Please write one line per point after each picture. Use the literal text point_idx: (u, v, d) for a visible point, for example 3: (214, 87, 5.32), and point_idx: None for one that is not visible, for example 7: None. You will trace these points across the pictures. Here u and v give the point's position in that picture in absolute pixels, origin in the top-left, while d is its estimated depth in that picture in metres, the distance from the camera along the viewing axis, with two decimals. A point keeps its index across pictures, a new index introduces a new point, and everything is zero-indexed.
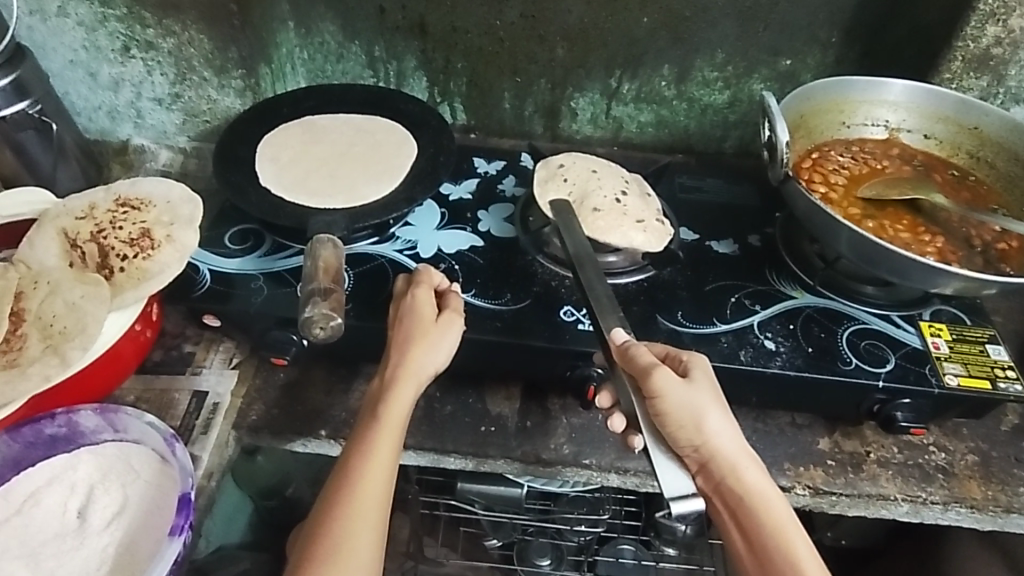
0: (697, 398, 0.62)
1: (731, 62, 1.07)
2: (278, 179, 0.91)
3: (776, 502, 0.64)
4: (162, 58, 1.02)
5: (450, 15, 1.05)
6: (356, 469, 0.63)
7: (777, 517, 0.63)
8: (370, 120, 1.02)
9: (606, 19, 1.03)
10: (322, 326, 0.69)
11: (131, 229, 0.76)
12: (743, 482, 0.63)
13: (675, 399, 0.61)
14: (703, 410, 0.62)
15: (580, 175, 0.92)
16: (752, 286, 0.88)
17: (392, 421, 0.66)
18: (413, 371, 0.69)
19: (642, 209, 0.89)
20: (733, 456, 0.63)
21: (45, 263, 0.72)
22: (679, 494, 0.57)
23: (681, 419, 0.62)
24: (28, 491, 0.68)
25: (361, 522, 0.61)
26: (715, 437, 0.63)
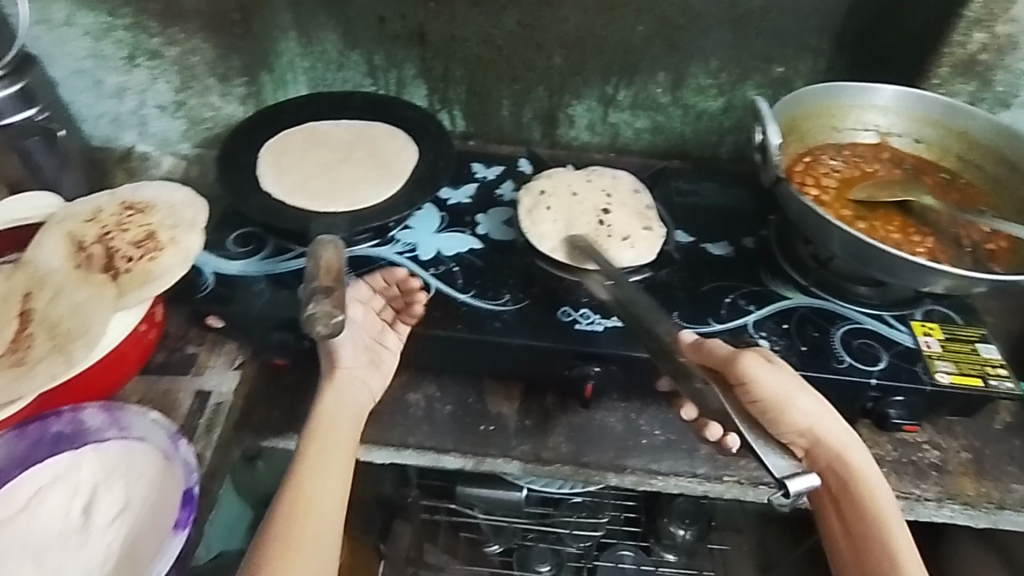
0: (791, 385, 0.70)
1: (724, 69, 1.09)
2: (280, 183, 0.93)
3: (896, 521, 0.68)
4: (166, 66, 1.04)
5: (449, 25, 1.08)
6: (302, 484, 0.64)
7: (883, 514, 0.68)
8: (370, 126, 1.04)
9: (601, 27, 1.06)
10: (324, 323, 0.69)
11: (137, 232, 0.78)
12: (866, 482, 0.69)
13: (767, 383, 0.69)
14: (792, 396, 0.69)
15: (563, 209, 0.93)
16: (747, 286, 0.89)
17: (335, 437, 0.70)
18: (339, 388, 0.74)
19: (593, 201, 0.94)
20: (838, 440, 0.70)
21: (50, 265, 0.74)
22: (792, 473, 0.63)
23: (776, 401, 0.69)
24: (32, 490, 0.68)
25: (316, 538, 0.62)
26: (819, 426, 0.70)
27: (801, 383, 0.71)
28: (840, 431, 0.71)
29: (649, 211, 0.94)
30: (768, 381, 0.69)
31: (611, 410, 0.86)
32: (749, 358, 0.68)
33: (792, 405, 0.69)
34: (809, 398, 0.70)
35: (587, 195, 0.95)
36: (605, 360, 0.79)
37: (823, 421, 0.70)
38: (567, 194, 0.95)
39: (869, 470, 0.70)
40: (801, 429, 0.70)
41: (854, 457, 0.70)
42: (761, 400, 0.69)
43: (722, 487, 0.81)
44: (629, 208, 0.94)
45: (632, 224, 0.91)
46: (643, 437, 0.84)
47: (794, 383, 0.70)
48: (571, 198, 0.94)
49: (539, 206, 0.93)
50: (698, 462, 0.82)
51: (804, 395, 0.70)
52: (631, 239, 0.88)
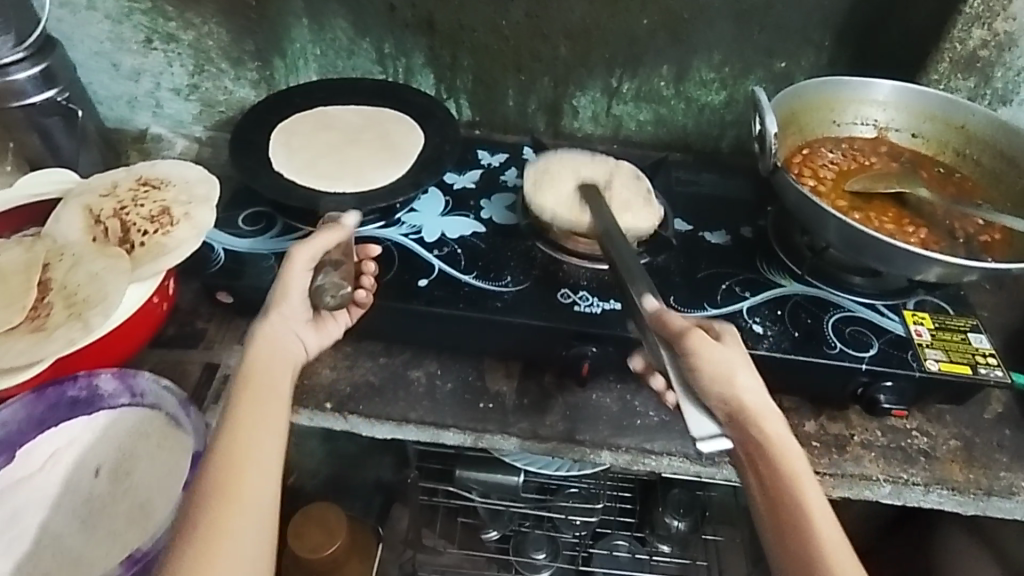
0: (730, 356, 0.62)
1: (727, 63, 1.11)
2: (291, 164, 0.95)
3: (823, 520, 0.58)
4: (181, 50, 1.07)
5: (458, 14, 1.10)
6: (226, 459, 0.57)
7: (806, 490, 0.59)
8: (379, 112, 1.06)
9: (607, 19, 1.08)
10: (332, 295, 0.73)
11: (151, 206, 0.80)
12: (793, 474, 0.59)
13: (707, 351, 0.61)
14: (729, 369, 0.61)
15: (565, 181, 0.95)
16: (743, 274, 0.91)
17: (263, 398, 0.62)
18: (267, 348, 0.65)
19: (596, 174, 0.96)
20: (768, 424, 0.61)
21: (69, 238, 0.77)
22: (707, 434, 0.60)
23: (712, 372, 0.60)
24: (49, 451, 0.72)
25: (246, 513, 0.55)
26: (753, 405, 0.61)
27: (734, 347, 0.63)
28: (765, 403, 0.62)
29: (648, 193, 0.95)
30: (711, 353, 0.61)
31: (608, 391, 0.88)
32: (698, 333, 0.60)
33: (723, 377, 0.60)
34: (746, 374, 0.62)
35: (589, 173, 0.97)
36: (602, 340, 0.82)
37: (754, 401, 0.61)
38: (569, 172, 0.97)
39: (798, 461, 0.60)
40: (730, 407, 0.61)
41: (772, 423, 0.61)
42: (697, 370, 0.61)
43: (714, 468, 0.84)
44: (630, 188, 0.95)
45: (633, 201, 0.92)
46: (638, 417, 0.86)
47: (732, 357, 0.62)
48: (573, 176, 0.96)
49: (542, 179, 0.95)
50: (690, 443, 0.84)
51: (739, 368, 0.61)
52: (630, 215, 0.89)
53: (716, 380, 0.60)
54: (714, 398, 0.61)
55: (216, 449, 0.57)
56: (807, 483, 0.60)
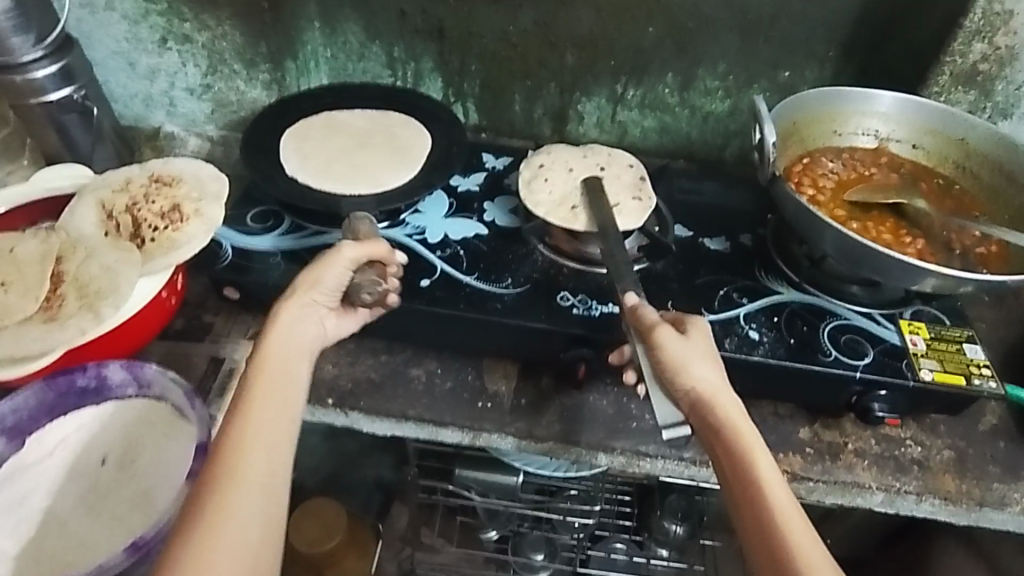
0: (691, 352, 0.66)
1: (732, 72, 1.13)
2: (303, 167, 0.97)
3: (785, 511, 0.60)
4: (196, 51, 1.09)
5: (467, 20, 1.12)
6: (242, 429, 0.60)
7: (767, 484, 0.61)
8: (387, 116, 1.08)
9: (614, 28, 1.09)
10: (369, 291, 0.76)
11: (163, 202, 0.82)
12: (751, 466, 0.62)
13: (670, 346, 0.65)
14: (689, 362, 0.65)
15: (559, 178, 0.99)
16: (741, 281, 0.92)
17: (279, 373, 0.64)
18: (286, 331, 0.67)
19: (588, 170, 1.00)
20: (729, 417, 0.64)
21: (82, 231, 0.79)
22: (672, 422, 0.67)
23: (671, 366, 0.65)
24: (59, 437, 0.74)
25: (253, 481, 0.58)
26: (715, 399, 0.64)
27: (700, 346, 0.67)
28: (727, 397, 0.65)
29: (643, 182, 0.99)
30: (675, 348, 0.65)
31: (605, 393, 0.90)
32: (663, 328, 0.66)
33: (685, 369, 0.65)
34: (706, 367, 0.66)
35: (580, 170, 1.00)
36: (599, 343, 0.83)
37: (712, 392, 0.65)
38: (561, 170, 1.00)
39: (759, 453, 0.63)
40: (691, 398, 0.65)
41: (736, 417, 0.64)
42: (662, 365, 0.65)
43: (707, 472, 0.85)
44: (625, 180, 0.99)
45: (626, 195, 0.96)
46: (634, 420, 0.87)
47: (694, 352, 0.66)
48: (566, 176, 0.99)
49: (537, 177, 0.99)
50: (684, 446, 0.86)
51: (698, 360, 0.66)
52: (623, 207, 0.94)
53: (678, 370, 0.65)
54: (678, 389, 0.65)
55: (235, 418, 0.61)
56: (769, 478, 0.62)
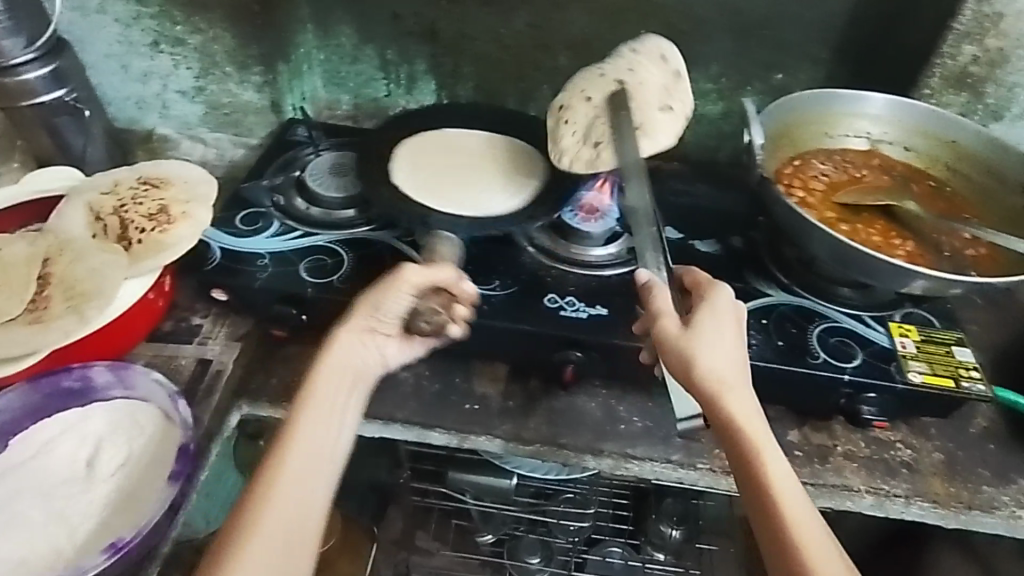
0: (712, 348, 0.67)
1: (724, 74, 1.12)
2: (410, 181, 0.94)
3: (794, 501, 0.63)
4: (188, 53, 1.09)
5: (460, 23, 1.12)
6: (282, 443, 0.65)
7: (778, 481, 0.64)
8: (503, 138, 1.04)
9: (606, 30, 1.09)
10: (425, 320, 0.75)
11: (151, 204, 0.83)
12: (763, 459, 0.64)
13: (690, 342, 0.67)
14: (709, 358, 0.66)
15: (582, 122, 0.94)
16: (730, 283, 0.92)
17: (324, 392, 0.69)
18: (338, 359, 0.71)
19: (603, 99, 0.94)
20: (741, 415, 0.65)
21: (72, 233, 0.80)
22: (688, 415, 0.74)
23: (686, 360, 0.66)
24: (43, 439, 0.74)
25: (290, 491, 0.63)
26: (730, 396, 0.66)
27: (718, 340, 0.68)
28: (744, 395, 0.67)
29: (677, 78, 0.96)
30: (698, 346, 0.67)
31: (593, 396, 0.89)
32: (667, 321, 0.68)
33: (699, 366, 0.66)
34: (723, 363, 0.67)
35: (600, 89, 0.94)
36: (586, 346, 0.83)
37: (731, 383, 0.66)
38: (581, 99, 0.94)
39: (770, 448, 0.65)
40: (706, 393, 0.66)
41: (749, 417, 0.66)
42: (678, 364, 0.66)
43: (696, 475, 0.84)
44: (648, 86, 0.94)
45: (654, 106, 0.93)
46: (622, 423, 0.87)
47: (714, 346, 0.67)
48: (590, 107, 0.94)
49: (563, 124, 0.94)
50: (672, 449, 0.85)
51: (715, 355, 0.67)
52: (652, 132, 0.93)
53: (700, 365, 0.66)
54: (693, 385, 0.66)
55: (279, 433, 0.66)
56: (781, 473, 0.64)
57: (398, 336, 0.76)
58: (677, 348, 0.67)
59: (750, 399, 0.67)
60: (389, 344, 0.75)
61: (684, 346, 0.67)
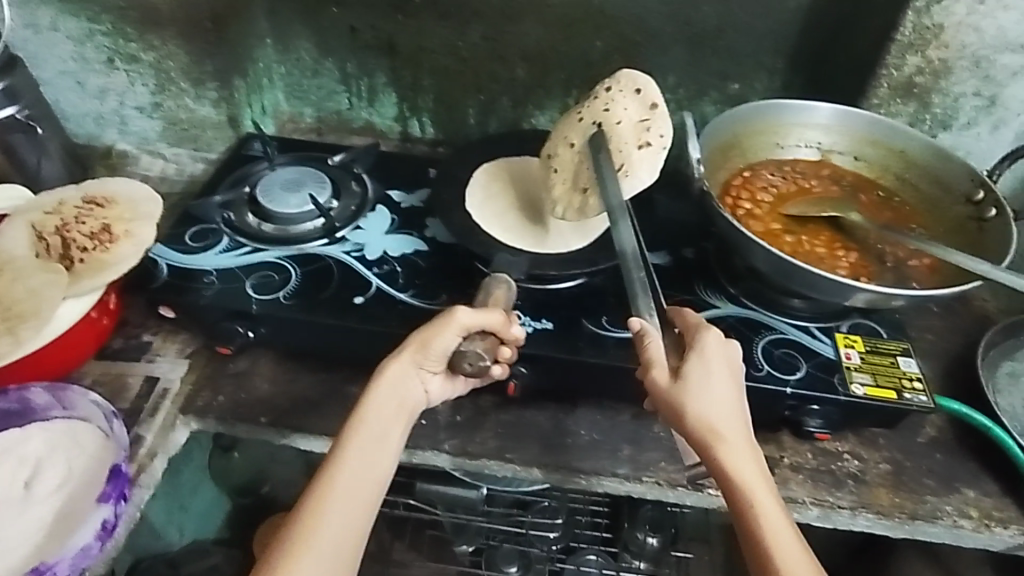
0: (705, 391, 0.64)
1: (681, 85, 1.13)
2: (480, 212, 0.94)
3: (786, 551, 0.60)
4: (143, 70, 1.09)
5: (417, 36, 1.12)
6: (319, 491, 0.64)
7: (769, 531, 0.61)
8: None
9: (561, 42, 1.10)
10: (470, 363, 0.72)
11: (94, 223, 0.83)
12: (755, 508, 0.62)
13: (682, 390, 0.63)
14: (699, 403, 0.63)
15: (565, 166, 0.89)
16: (678, 295, 0.92)
17: (366, 433, 0.68)
18: (390, 389, 0.71)
19: (580, 142, 0.88)
20: (734, 462, 0.63)
21: (14, 252, 0.80)
22: None
23: (683, 407, 0.63)
24: None
25: (324, 542, 0.62)
26: (723, 442, 0.63)
27: (711, 382, 0.65)
28: (738, 439, 0.64)
29: (654, 109, 0.85)
30: (690, 392, 0.63)
31: (542, 409, 0.90)
32: (658, 371, 0.64)
33: (691, 413, 0.63)
34: (715, 407, 0.63)
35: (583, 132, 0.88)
36: (531, 360, 0.83)
37: (722, 426, 0.63)
38: (564, 146, 0.89)
39: (761, 495, 0.62)
40: (700, 439, 0.63)
41: (742, 464, 0.63)
42: (672, 411, 0.64)
43: (642, 488, 0.84)
44: (624, 121, 0.85)
45: (631, 143, 0.84)
46: (570, 436, 0.87)
47: (706, 389, 0.64)
48: (571, 154, 0.88)
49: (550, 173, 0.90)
50: (619, 462, 0.85)
51: (707, 399, 0.63)
52: (631, 171, 0.83)
53: (689, 410, 0.63)
54: (685, 431, 0.64)
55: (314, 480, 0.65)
56: (775, 521, 0.62)
57: (442, 372, 0.76)
58: (671, 396, 0.63)
59: (748, 453, 0.64)
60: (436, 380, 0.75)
61: (674, 394, 0.63)
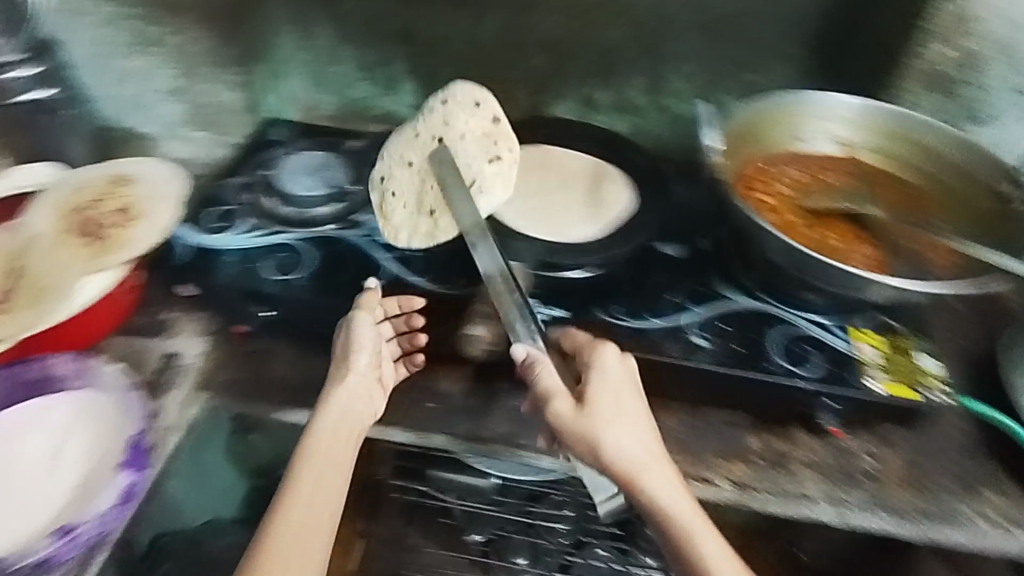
0: (611, 416, 0.70)
1: (701, 74, 1.11)
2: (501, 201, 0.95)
3: (712, 554, 0.67)
4: (169, 53, 1.11)
5: (435, 24, 1.13)
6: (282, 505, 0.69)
7: (698, 540, 0.67)
8: (600, 166, 1.04)
9: (578, 29, 1.10)
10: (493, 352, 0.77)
11: (121, 203, 0.86)
12: (679, 520, 0.68)
13: (589, 418, 0.69)
14: (606, 427, 0.69)
15: (409, 187, 0.93)
16: (693, 286, 0.91)
17: (320, 442, 0.74)
18: (338, 411, 0.77)
19: (405, 173, 0.94)
20: (652, 482, 0.69)
21: (44, 228, 0.83)
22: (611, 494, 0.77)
23: (592, 435, 0.69)
24: (9, 428, 0.76)
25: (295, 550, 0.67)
26: (638, 465, 0.69)
27: (616, 407, 0.71)
28: (653, 460, 0.70)
29: (497, 123, 0.93)
30: (600, 421, 0.69)
31: None
32: (562, 400, 0.70)
33: (602, 439, 0.69)
34: (621, 431, 0.70)
35: (419, 151, 0.95)
36: None
37: (632, 449, 0.70)
38: (402, 165, 0.95)
39: (681, 507, 0.69)
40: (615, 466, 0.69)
41: (658, 483, 0.69)
42: (581, 440, 0.69)
43: None
44: (468, 135, 0.92)
45: (481, 159, 0.89)
46: None
47: (613, 413, 0.71)
48: (412, 173, 0.93)
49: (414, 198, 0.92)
50: None
51: (615, 425, 0.70)
52: (483, 187, 0.87)
53: (599, 436, 0.69)
54: (600, 458, 0.69)
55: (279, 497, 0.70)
56: (698, 530, 0.68)
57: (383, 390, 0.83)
58: (580, 427, 0.69)
59: (666, 471, 0.70)
60: (378, 397, 0.82)
61: (584, 422, 0.69)
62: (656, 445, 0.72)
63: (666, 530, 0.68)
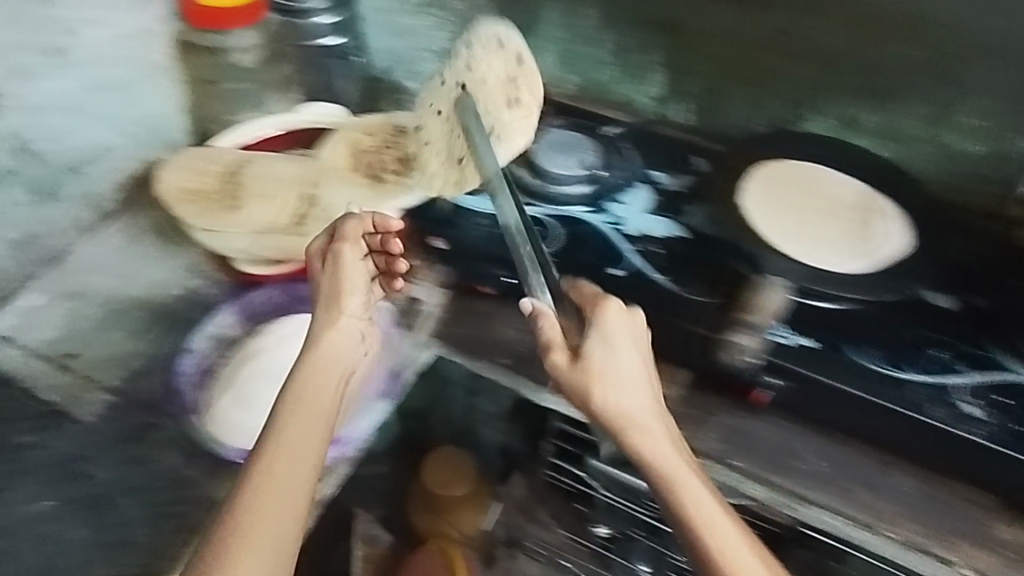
0: (623, 375, 0.67)
1: (999, 113, 1.00)
2: (761, 214, 0.91)
3: (736, 549, 0.62)
4: (448, 16, 1.19)
5: (705, 19, 1.08)
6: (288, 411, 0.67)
7: (718, 531, 0.62)
8: (870, 195, 0.97)
9: (865, 43, 1.01)
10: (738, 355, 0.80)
11: (400, 152, 1.01)
12: (695, 506, 0.63)
13: (572, 365, 0.67)
14: (615, 385, 0.66)
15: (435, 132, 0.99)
16: (962, 346, 0.83)
17: (335, 358, 0.72)
18: (330, 351, 0.72)
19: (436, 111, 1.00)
20: (662, 458, 0.64)
21: (338, 162, 0.99)
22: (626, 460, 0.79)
23: (605, 394, 0.65)
24: (279, 333, 0.89)
25: (294, 450, 0.65)
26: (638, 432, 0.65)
27: (633, 371, 0.67)
28: (659, 433, 0.66)
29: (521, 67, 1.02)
30: (601, 379, 0.66)
31: (773, 423, 0.86)
32: (559, 351, 0.67)
33: (600, 393, 0.65)
34: (633, 396, 0.66)
35: (446, 98, 1.01)
36: (783, 373, 0.79)
37: (632, 417, 0.66)
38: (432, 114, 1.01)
39: (701, 493, 0.64)
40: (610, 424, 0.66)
41: (672, 461, 0.64)
42: (580, 395, 0.66)
43: (872, 538, 0.78)
44: (491, 85, 0.98)
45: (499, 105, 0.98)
46: (798, 460, 0.83)
47: (619, 370, 0.67)
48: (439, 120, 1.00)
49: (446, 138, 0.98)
50: (850, 503, 0.80)
51: (619, 385, 0.66)
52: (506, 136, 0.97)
53: (595, 384, 0.66)
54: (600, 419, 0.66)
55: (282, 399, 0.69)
56: (719, 519, 0.63)
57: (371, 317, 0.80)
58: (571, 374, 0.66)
59: (672, 449, 0.66)
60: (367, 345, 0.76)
61: (584, 375, 0.66)
62: (656, 412, 0.67)
63: (675, 512, 0.64)
